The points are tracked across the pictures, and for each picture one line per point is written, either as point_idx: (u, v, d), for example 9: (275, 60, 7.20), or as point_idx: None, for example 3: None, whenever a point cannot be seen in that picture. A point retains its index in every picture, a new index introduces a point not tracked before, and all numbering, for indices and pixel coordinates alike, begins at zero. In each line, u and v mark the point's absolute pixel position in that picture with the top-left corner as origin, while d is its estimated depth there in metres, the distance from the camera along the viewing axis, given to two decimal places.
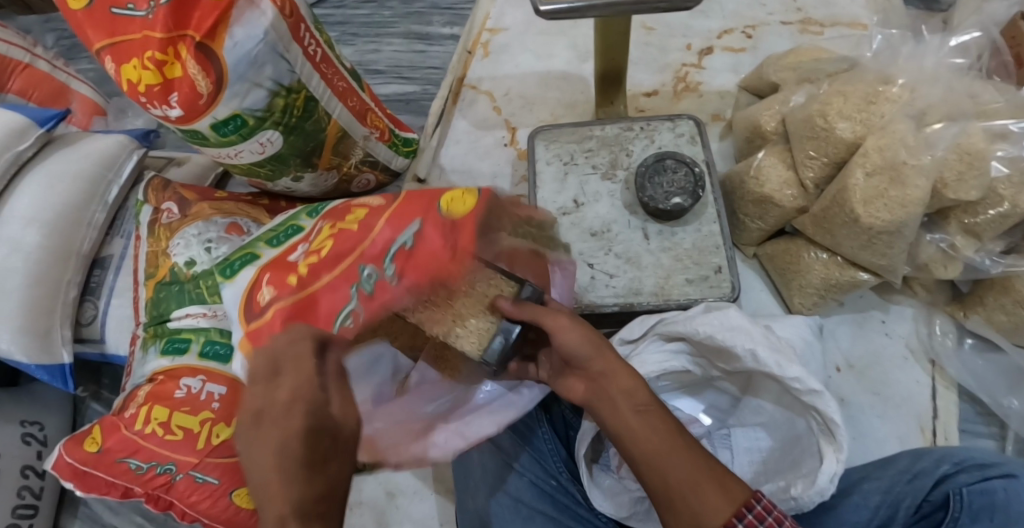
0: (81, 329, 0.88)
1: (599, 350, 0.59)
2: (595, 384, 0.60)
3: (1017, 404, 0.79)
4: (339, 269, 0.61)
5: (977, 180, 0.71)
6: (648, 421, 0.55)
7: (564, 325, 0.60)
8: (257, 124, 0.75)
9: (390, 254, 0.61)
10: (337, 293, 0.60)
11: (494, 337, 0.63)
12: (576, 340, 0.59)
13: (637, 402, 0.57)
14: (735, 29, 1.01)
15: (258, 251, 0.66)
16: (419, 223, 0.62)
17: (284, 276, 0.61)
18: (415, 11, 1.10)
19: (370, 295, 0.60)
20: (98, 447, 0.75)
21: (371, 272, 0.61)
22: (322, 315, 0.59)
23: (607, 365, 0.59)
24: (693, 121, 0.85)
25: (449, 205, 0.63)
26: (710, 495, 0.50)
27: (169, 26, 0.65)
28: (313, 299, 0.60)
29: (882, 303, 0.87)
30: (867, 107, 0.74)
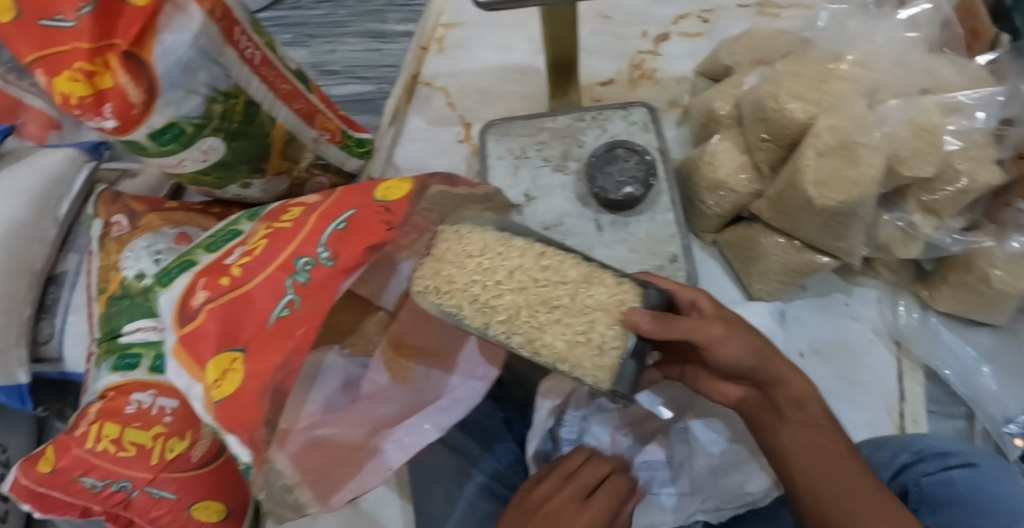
0: (39, 349, 0.86)
1: (763, 358, 0.58)
2: (764, 393, 0.60)
3: (984, 383, 0.79)
4: (273, 266, 0.59)
5: (933, 155, 0.69)
6: (823, 440, 0.57)
7: (721, 336, 0.57)
8: (196, 131, 0.73)
9: (324, 241, 0.60)
10: (274, 288, 0.58)
11: (625, 362, 0.59)
12: (736, 352, 0.57)
13: (806, 416, 0.58)
14: (691, 14, 0.99)
15: (196, 257, 0.67)
16: (354, 212, 0.62)
17: (219, 280, 0.59)
18: (371, 9, 1.07)
19: (305, 284, 0.58)
20: (52, 467, 0.73)
21: (308, 262, 0.59)
22: (257, 312, 0.56)
23: (779, 372, 0.58)
24: (645, 108, 0.83)
25: (384, 195, 0.63)
26: (874, 518, 0.51)
27: (96, 35, 0.63)
28: (248, 295, 0.57)
29: (845, 286, 0.86)
30: (821, 86, 0.72)
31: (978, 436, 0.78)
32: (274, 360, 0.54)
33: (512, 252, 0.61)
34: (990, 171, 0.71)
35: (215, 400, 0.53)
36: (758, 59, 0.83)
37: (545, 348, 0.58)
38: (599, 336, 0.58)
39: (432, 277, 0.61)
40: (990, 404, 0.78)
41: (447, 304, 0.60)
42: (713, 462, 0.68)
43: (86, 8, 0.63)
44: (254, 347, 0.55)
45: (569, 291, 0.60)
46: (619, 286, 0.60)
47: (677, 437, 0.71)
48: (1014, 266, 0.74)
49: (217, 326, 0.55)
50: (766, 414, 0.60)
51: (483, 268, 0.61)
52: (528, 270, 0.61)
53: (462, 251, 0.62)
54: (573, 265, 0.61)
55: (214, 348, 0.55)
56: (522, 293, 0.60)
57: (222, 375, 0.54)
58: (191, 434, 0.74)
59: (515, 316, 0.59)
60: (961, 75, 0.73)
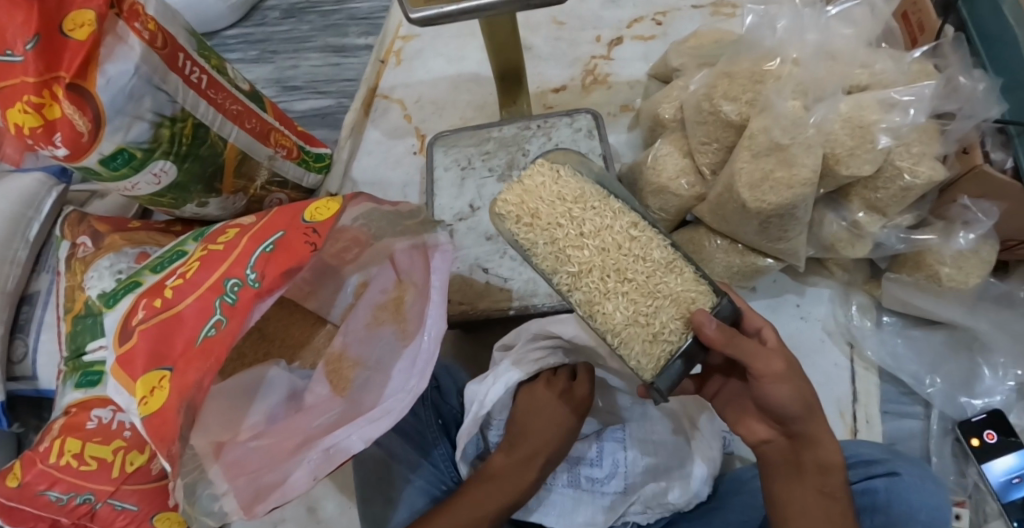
0: (14, 368, 0.90)
1: (807, 407, 0.56)
2: (792, 447, 0.58)
3: (939, 381, 0.78)
4: (204, 288, 0.61)
5: (869, 153, 0.68)
6: (831, 511, 0.54)
7: (778, 374, 0.55)
8: (146, 156, 0.72)
9: (253, 263, 0.61)
10: (204, 309, 0.59)
11: (675, 360, 0.54)
12: (786, 396, 0.55)
13: (827, 483, 0.55)
14: (645, 16, 0.99)
15: (142, 280, 0.67)
16: (283, 233, 0.63)
17: (154, 301, 0.61)
18: (332, 23, 1.10)
19: (232, 306, 0.59)
20: (19, 481, 0.76)
21: (236, 283, 0.60)
22: (186, 332, 0.58)
23: (812, 431, 0.57)
24: (591, 115, 0.84)
25: (314, 215, 0.64)
26: None
27: (40, 68, 0.62)
28: (179, 316, 0.59)
29: (797, 286, 0.86)
30: (755, 87, 0.72)
31: (934, 436, 0.77)
32: (198, 379, 0.56)
33: (607, 211, 0.58)
34: (933, 168, 0.69)
35: (141, 416, 0.55)
36: (702, 61, 0.83)
37: (602, 316, 0.56)
38: (660, 325, 0.55)
39: (517, 205, 0.58)
40: (944, 402, 0.77)
41: (524, 236, 0.58)
42: (646, 463, 0.71)
43: (31, 42, 0.61)
44: (180, 367, 0.57)
45: (649, 268, 0.56)
46: (695, 282, 0.56)
47: (608, 437, 0.73)
48: (961, 260, 0.73)
49: (147, 346, 0.57)
50: (785, 469, 0.57)
51: (572, 217, 0.58)
52: (617, 233, 0.57)
53: (556, 193, 0.58)
54: (657, 245, 0.57)
55: (143, 367, 0.57)
56: (600, 254, 0.57)
57: (150, 392, 0.56)
58: (152, 449, 0.76)
59: (579, 276, 0.56)
60: (896, 69, 0.72)
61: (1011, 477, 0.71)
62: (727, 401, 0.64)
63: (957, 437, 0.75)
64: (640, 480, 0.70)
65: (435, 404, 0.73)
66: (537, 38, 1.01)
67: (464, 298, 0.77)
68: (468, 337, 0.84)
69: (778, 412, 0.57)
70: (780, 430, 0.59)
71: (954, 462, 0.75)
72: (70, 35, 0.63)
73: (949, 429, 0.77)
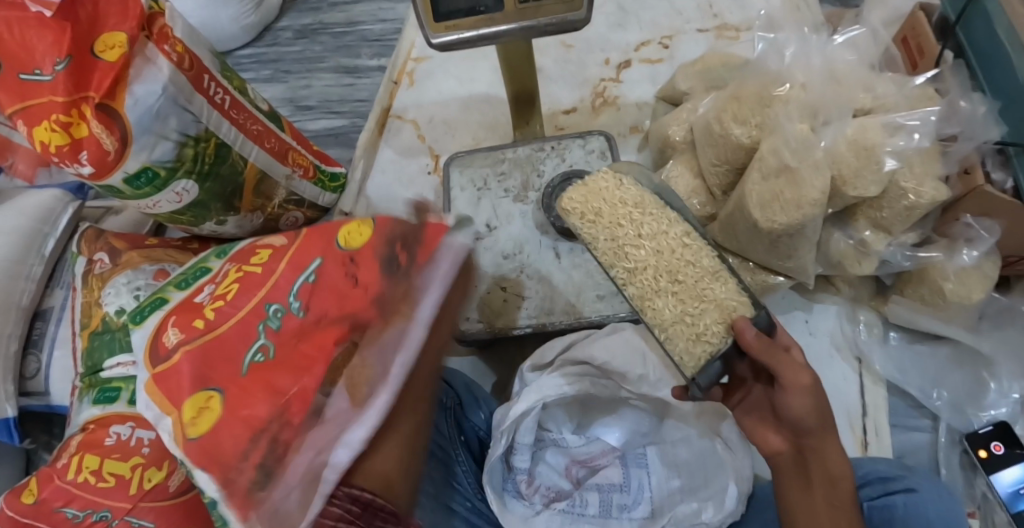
0: (27, 382, 0.90)
1: (823, 422, 0.57)
2: (802, 458, 0.59)
3: (945, 394, 0.80)
4: (242, 313, 0.58)
5: (875, 174, 0.70)
6: (838, 521, 0.56)
7: (804, 386, 0.56)
8: (169, 175, 0.73)
9: (295, 290, 0.59)
10: (246, 331, 0.57)
11: (714, 360, 0.59)
12: (807, 407, 0.56)
13: (834, 496, 0.57)
14: (652, 40, 1.03)
15: (168, 296, 0.65)
16: (321, 260, 0.60)
17: (189, 321, 0.58)
18: (344, 44, 1.13)
19: (277, 332, 0.56)
20: (35, 498, 0.76)
21: (278, 309, 0.58)
22: (227, 362, 0.55)
23: (821, 443, 0.58)
24: (603, 136, 0.87)
25: (353, 238, 0.61)
26: None
27: (70, 88, 0.63)
28: (219, 339, 0.56)
29: (805, 303, 0.87)
30: (762, 111, 0.74)
31: (942, 448, 0.78)
32: (254, 408, 0.53)
33: (665, 219, 0.64)
34: (936, 188, 0.71)
35: (191, 438, 0.53)
36: (710, 83, 0.86)
37: (652, 311, 0.61)
38: (704, 325, 0.59)
39: (582, 203, 0.66)
40: (951, 415, 0.79)
41: (587, 231, 0.65)
42: (676, 485, 0.69)
43: (62, 63, 0.62)
44: (229, 391, 0.54)
45: (697, 274, 0.61)
46: (738, 293, 0.60)
47: (633, 462, 0.71)
48: (963, 276, 0.75)
49: (189, 368, 0.54)
50: (796, 479, 0.59)
51: (632, 220, 0.64)
52: (673, 239, 0.63)
53: (619, 197, 0.65)
54: (708, 254, 0.62)
55: (188, 389, 0.54)
56: (655, 255, 0.62)
57: (196, 415, 0.54)
58: (169, 463, 0.76)
59: (639, 273, 0.62)
60: (900, 93, 0.75)
61: (1018, 488, 0.73)
62: (750, 409, 0.63)
63: (964, 448, 0.77)
64: (668, 502, 0.68)
65: (458, 422, 0.73)
66: (547, 60, 1.04)
67: (482, 316, 0.78)
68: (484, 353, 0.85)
69: (794, 422, 0.58)
70: (793, 441, 0.60)
71: (962, 473, 0.77)
72: (100, 56, 0.64)
73: (957, 441, 0.78)
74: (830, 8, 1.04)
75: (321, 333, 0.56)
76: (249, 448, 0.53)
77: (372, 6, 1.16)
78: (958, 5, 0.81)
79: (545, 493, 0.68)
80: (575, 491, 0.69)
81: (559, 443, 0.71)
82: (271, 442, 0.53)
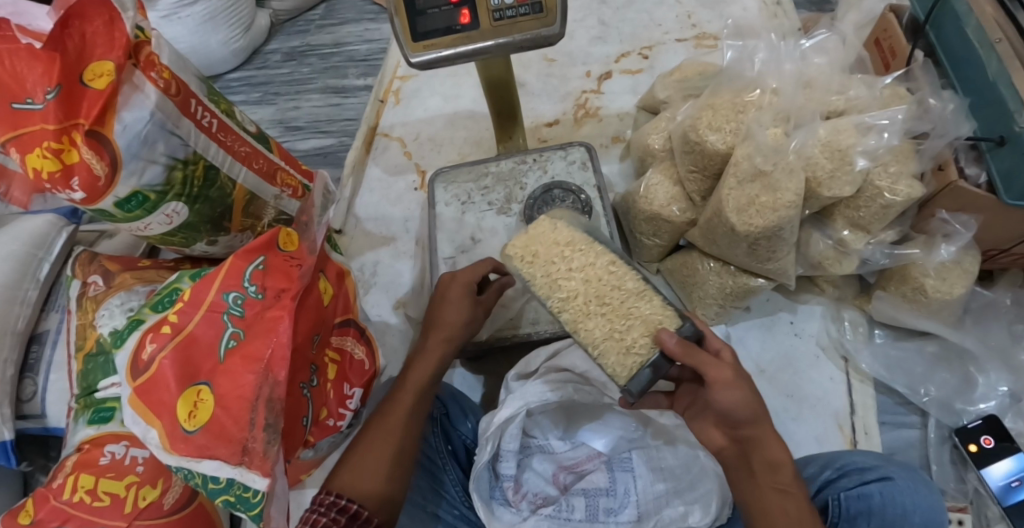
0: (22, 406, 0.92)
1: (758, 414, 0.58)
2: (742, 451, 0.59)
3: (933, 390, 0.80)
4: (204, 306, 0.65)
5: (848, 176, 0.72)
6: (787, 506, 0.57)
7: (728, 380, 0.57)
8: (159, 198, 0.74)
9: (248, 276, 0.67)
10: (213, 325, 0.65)
11: (644, 369, 0.59)
12: (737, 401, 0.57)
13: (780, 481, 0.58)
14: (632, 51, 1.05)
15: (144, 317, 0.67)
16: (264, 258, 0.68)
17: (160, 329, 0.64)
18: (331, 65, 1.16)
19: (241, 317, 0.66)
20: (31, 519, 0.76)
21: (237, 296, 0.66)
22: (204, 353, 0.64)
23: (759, 434, 0.58)
24: (584, 147, 0.88)
25: (286, 244, 0.71)
26: None
27: (60, 116, 0.64)
28: (191, 338, 0.64)
29: (790, 304, 0.88)
30: (736, 117, 0.75)
31: (932, 444, 0.79)
32: (245, 384, 0.64)
33: (593, 249, 0.64)
34: (910, 186, 0.72)
35: (193, 429, 0.62)
36: (687, 92, 0.87)
37: (584, 333, 0.62)
38: (632, 339, 0.60)
39: (522, 247, 0.66)
40: (940, 411, 0.79)
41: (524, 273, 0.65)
42: (661, 488, 0.69)
43: (52, 92, 0.63)
44: (216, 379, 0.64)
45: (623, 295, 0.62)
46: (664, 306, 0.61)
47: (618, 467, 0.71)
48: (944, 272, 0.76)
49: (176, 369, 0.62)
50: (741, 470, 0.60)
51: (564, 256, 0.64)
52: (600, 268, 0.63)
53: (552, 239, 0.66)
54: (633, 276, 0.63)
55: (178, 389, 0.62)
56: (586, 284, 0.63)
57: (194, 408, 0.63)
58: (163, 482, 0.79)
59: (572, 302, 0.62)
60: (871, 95, 0.77)
61: (1010, 481, 0.73)
62: (697, 411, 0.63)
63: (954, 443, 0.78)
64: (654, 506, 0.69)
65: (444, 431, 0.73)
66: (530, 75, 1.06)
67: None
68: (472, 365, 0.85)
69: (730, 417, 0.58)
70: (732, 436, 0.60)
71: (953, 469, 0.77)
72: (89, 85, 0.65)
73: (946, 437, 0.79)
74: (808, 13, 1.05)
75: (282, 305, 0.68)
76: (252, 416, 0.63)
77: (358, 29, 1.20)
78: (926, 5, 0.82)
79: (532, 499, 0.70)
80: (561, 497, 0.70)
81: (545, 448, 0.73)
82: (270, 404, 0.64)
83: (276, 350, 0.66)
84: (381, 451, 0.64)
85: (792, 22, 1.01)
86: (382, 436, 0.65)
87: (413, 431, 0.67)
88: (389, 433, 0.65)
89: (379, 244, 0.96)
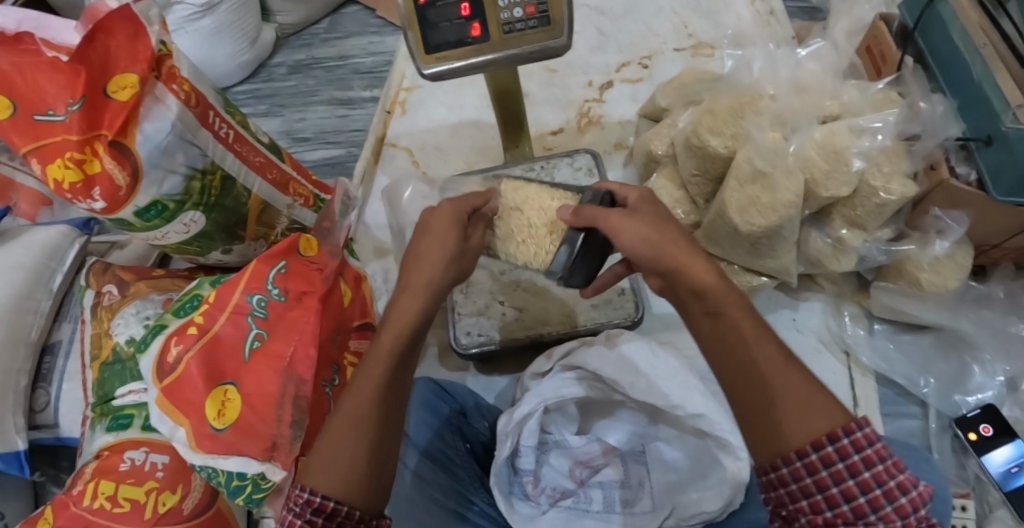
0: (35, 416, 0.92)
1: (663, 245, 0.57)
2: (669, 284, 0.57)
3: (932, 381, 0.84)
4: (229, 308, 0.67)
5: (846, 177, 0.75)
6: (735, 321, 0.53)
7: (620, 222, 0.59)
8: (177, 207, 0.76)
9: (271, 279, 0.69)
10: (238, 326, 0.67)
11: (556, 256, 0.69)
12: (632, 236, 0.58)
13: (707, 305, 0.54)
14: (631, 61, 1.09)
15: (167, 322, 0.67)
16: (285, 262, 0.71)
17: (186, 331, 0.65)
18: (336, 78, 1.18)
19: (265, 319, 0.68)
20: (50, 526, 0.77)
21: (261, 298, 0.68)
22: (229, 353, 0.66)
23: (675, 260, 0.56)
24: (589, 155, 0.92)
25: (307, 249, 0.74)
26: (788, 408, 0.49)
27: (83, 127, 0.65)
28: (217, 339, 0.65)
29: (791, 301, 0.91)
30: (736, 122, 0.78)
31: (933, 433, 0.82)
32: (271, 382, 0.66)
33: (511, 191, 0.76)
34: (903, 185, 0.76)
35: (222, 427, 0.64)
36: (688, 99, 0.91)
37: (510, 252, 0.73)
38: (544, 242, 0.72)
39: None
40: (939, 401, 0.83)
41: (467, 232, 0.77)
42: (673, 480, 0.71)
43: (75, 104, 0.65)
44: (242, 378, 0.66)
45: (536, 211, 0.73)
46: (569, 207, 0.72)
47: (632, 461, 0.74)
48: (938, 266, 0.80)
49: (203, 369, 0.63)
50: (685, 305, 0.56)
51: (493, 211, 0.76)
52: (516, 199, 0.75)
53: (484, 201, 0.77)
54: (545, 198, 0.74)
55: (206, 388, 0.64)
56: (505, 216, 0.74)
57: (222, 406, 0.64)
58: (182, 487, 0.79)
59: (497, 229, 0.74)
60: (864, 99, 0.80)
61: (1010, 467, 0.77)
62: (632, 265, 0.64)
63: (955, 432, 0.81)
64: (668, 498, 0.71)
65: (462, 429, 0.75)
66: (533, 84, 1.09)
67: (482, 329, 0.81)
68: (485, 367, 0.87)
69: (634, 257, 0.58)
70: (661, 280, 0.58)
71: (954, 457, 0.81)
72: (112, 96, 0.67)
73: (947, 426, 0.82)
74: (800, 23, 1.10)
75: (305, 307, 0.70)
76: (279, 412, 0.66)
77: (362, 41, 1.22)
78: (914, 13, 0.86)
79: (550, 493, 0.72)
80: (578, 490, 0.73)
81: (561, 444, 0.74)
82: (296, 401, 0.67)
83: (299, 348, 0.68)
84: (351, 437, 0.54)
85: (786, 31, 1.06)
86: (353, 410, 0.55)
87: (392, 400, 0.56)
88: (353, 415, 0.54)
89: (390, 251, 0.98)
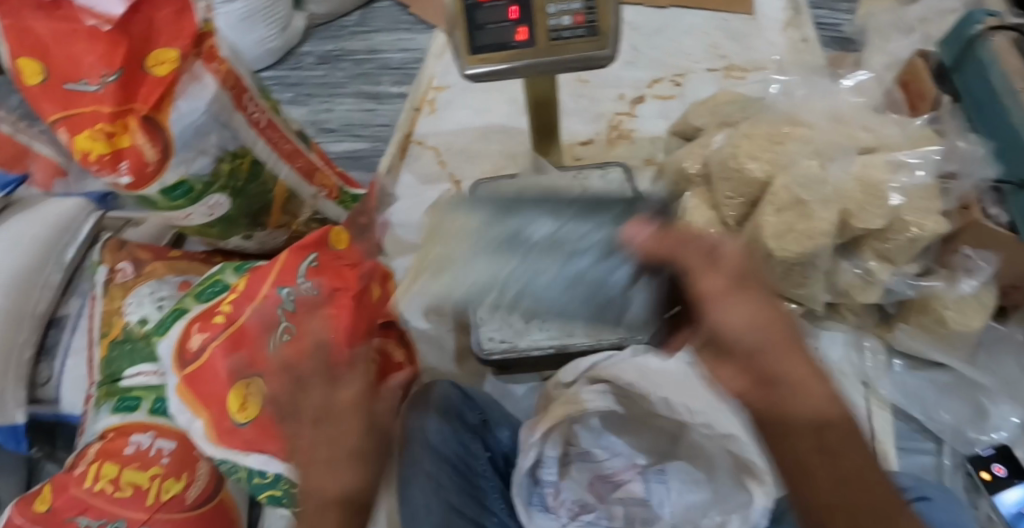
0: (36, 390, 0.89)
1: (770, 326, 0.50)
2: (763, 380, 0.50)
3: (948, 419, 0.84)
4: (257, 299, 0.67)
5: (880, 209, 0.75)
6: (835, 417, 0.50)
7: (723, 291, 0.50)
8: (204, 189, 0.74)
9: (301, 272, 0.68)
10: (265, 318, 0.66)
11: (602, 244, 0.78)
12: (746, 313, 0.50)
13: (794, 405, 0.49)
14: (664, 78, 1.08)
15: (188, 307, 0.70)
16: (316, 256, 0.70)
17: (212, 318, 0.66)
18: (364, 72, 1.17)
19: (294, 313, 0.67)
20: (47, 507, 0.75)
21: (289, 291, 0.67)
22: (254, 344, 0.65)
23: (758, 340, 0.49)
24: (621, 168, 0.91)
25: (337, 242, 0.73)
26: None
27: (118, 100, 0.64)
28: (243, 330, 0.65)
29: (813, 330, 0.90)
30: (773, 148, 0.79)
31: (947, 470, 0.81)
32: None
33: None
34: (937, 222, 0.76)
35: (243, 422, 0.63)
36: (722, 121, 0.91)
37: None
38: None
39: None
40: (953, 438, 0.83)
41: None
42: (694, 500, 0.70)
43: (111, 76, 0.63)
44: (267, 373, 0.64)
45: None
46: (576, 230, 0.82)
47: (653, 478, 0.72)
48: (963, 304, 0.79)
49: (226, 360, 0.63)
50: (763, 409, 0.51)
51: None
52: None
53: None
54: None
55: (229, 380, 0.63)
56: None
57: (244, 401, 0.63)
58: (187, 475, 0.76)
59: None
60: (902, 134, 0.81)
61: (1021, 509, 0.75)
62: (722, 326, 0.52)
63: (968, 471, 0.80)
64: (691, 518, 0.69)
65: (484, 438, 0.75)
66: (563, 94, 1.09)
67: (504, 336, 0.78)
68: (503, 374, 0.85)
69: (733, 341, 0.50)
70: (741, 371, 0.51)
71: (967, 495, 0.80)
72: (151, 70, 0.66)
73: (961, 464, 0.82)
74: (833, 53, 1.10)
75: (338, 304, 0.68)
76: None
77: (392, 38, 1.22)
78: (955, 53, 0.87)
79: (570, 506, 0.70)
80: (598, 506, 0.71)
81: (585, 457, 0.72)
82: None
83: None
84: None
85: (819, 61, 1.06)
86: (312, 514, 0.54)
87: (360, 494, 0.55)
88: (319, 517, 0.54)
89: None
